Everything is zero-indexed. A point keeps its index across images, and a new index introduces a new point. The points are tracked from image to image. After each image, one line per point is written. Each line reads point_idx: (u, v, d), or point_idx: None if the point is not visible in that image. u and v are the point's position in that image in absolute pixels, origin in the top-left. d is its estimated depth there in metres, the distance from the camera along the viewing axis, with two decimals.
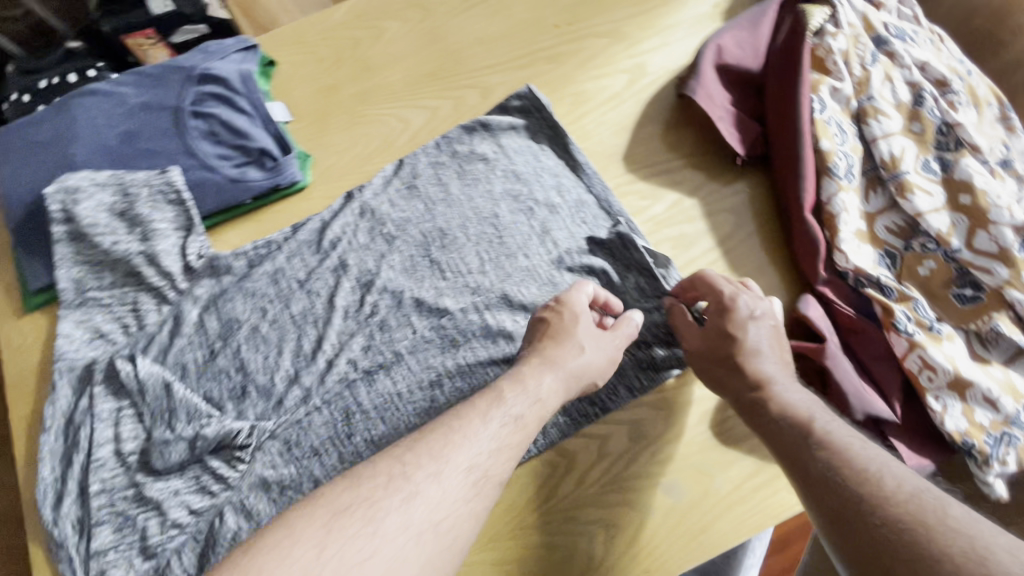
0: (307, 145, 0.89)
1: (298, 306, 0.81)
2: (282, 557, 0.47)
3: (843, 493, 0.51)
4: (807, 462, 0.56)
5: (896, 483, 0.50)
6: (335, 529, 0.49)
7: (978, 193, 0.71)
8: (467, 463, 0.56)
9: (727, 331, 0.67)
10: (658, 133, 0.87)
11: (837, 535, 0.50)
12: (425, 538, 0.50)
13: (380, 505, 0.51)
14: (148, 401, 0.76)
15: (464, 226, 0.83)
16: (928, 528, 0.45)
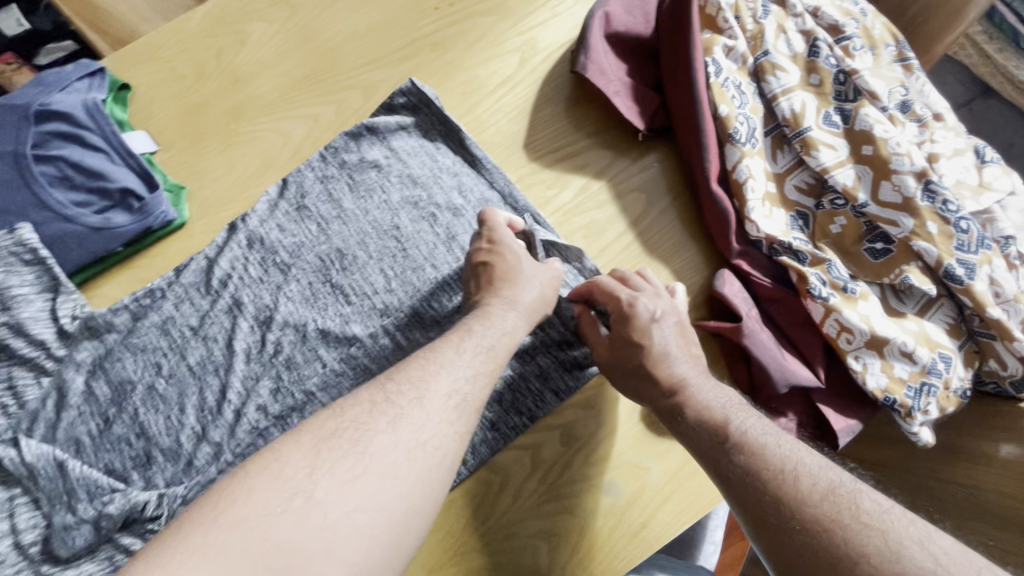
0: (179, 176, 0.80)
1: (195, 357, 0.72)
2: (275, 477, 0.45)
3: (766, 500, 0.52)
4: (726, 464, 0.56)
5: (811, 481, 0.51)
6: (324, 451, 0.47)
7: (879, 141, 0.69)
8: (446, 389, 0.54)
9: (630, 339, 0.65)
10: (557, 113, 0.82)
11: (766, 541, 0.51)
12: (415, 456, 0.48)
13: (367, 427, 0.49)
14: (41, 482, 0.63)
15: (363, 243, 0.77)
16: (844, 531, 0.47)
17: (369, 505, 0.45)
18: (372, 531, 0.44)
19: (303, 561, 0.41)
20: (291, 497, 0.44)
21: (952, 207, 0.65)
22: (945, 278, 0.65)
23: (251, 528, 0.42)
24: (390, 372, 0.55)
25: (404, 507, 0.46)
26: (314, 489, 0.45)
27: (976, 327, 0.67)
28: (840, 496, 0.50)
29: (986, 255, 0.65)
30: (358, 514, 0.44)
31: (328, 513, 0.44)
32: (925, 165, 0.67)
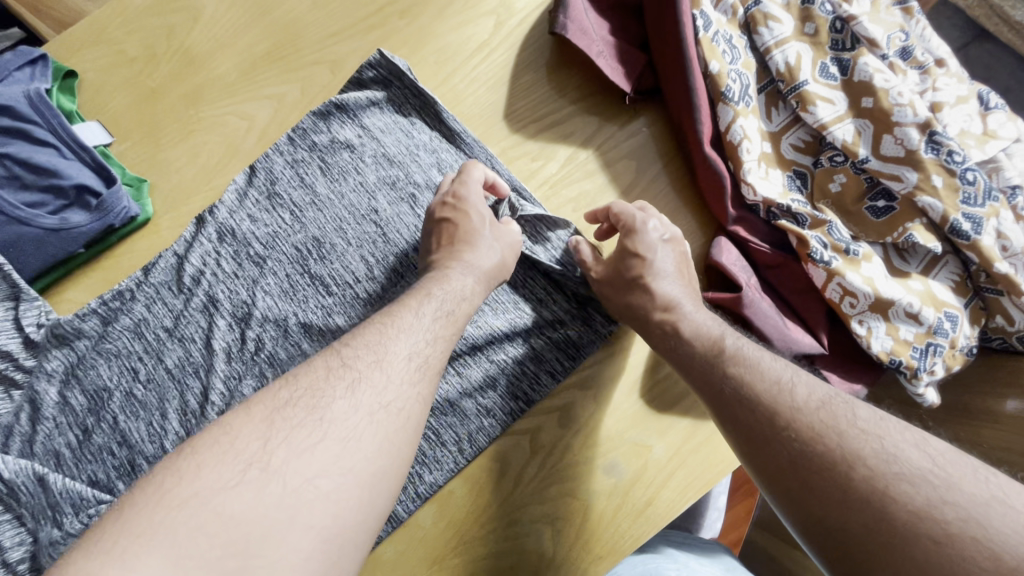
0: (139, 168, 0.75)
1: (172, 359, 0.67)
2: (226, 451, 0.41)
3: (760, 414, 0.52)
4: (718, 381, 0.56)
5: (806, 395, 0.52)
6: (278, 421, 0.43)
7: (879, 92, 0.65)
8: (406, 351, 0.50)
9: (635, 251, 0.64)
10: (538, 79, 0.77)
11: (757, 455, 0.50)
12: (379, 417, 0.45)
13: (324, 393, 0.45)
14: (23, 499, 0.59)
15: (341, 229, 0.73)
16: (840, 436, 0.48)
17: (335, 467, 0.41)
18: (339, 498, 0.40)
19: (262, 540, 0.37)
20: (245, 468, 0.40)
21: (957, 157, 0.62)
22: (950, 234, 0.62)
23: (201, 506, 0.37)
24: (344, 337, 0.51)
25: (373, 469, 0.43)
26: (271, 459, 0.41)
27: (982, 283, 0.64)
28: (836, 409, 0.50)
29: (992, 207, 0.62)
30: (322, 479, 0.40)
31: (288, 481, 0.40)
32: (928, 116, 0.64)
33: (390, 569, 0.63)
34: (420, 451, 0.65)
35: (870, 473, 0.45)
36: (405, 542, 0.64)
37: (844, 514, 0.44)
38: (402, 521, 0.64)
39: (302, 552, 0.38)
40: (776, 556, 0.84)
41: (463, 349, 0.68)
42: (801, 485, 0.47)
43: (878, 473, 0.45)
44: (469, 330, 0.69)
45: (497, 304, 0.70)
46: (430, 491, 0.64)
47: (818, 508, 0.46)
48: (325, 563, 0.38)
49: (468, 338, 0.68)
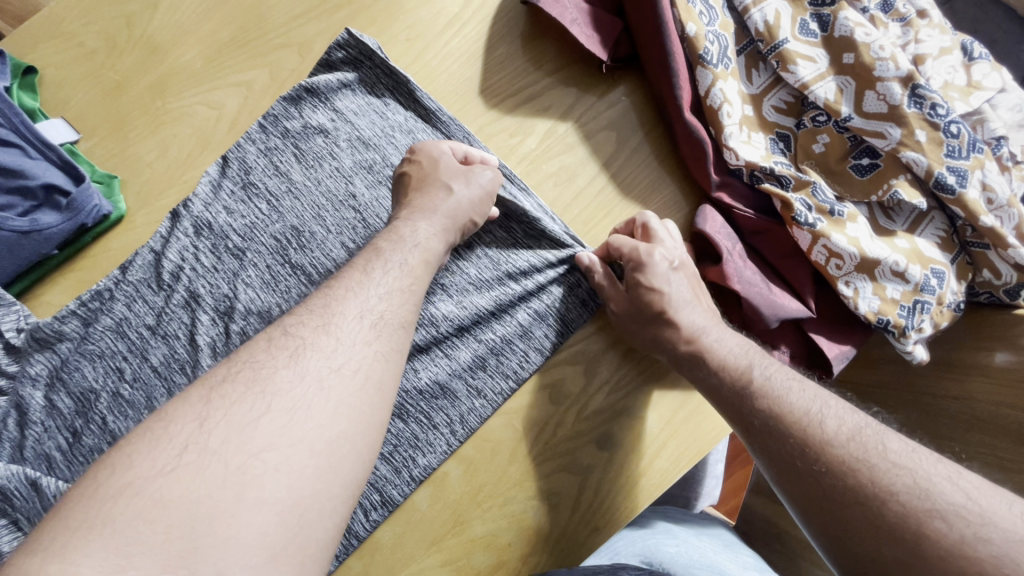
0: (109, 164, 0.73)
1: (157, 357, 0.66)
2: (160, 437, 0.40)
3: (791, 444, 0.52)
4: (748, 413, 0.56)
5: (794, 399, 0.54)
6: (215, 400, 0.42)
7: (860, 47, 0.64)
8: (356, 311, 0.50)
9: (648, 287, 0.62)
10: (513, 52, 0.75)
11: (791, 485, 0.51)
12: (329, 382, 0.45)
13: (263, 365, 0.45)
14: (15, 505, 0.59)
15: (319, 216, 0.71)
16: (871, 470, 0.48)
17: (283, 440, 0.41)
18: (295, 469, 0.40)
19: (213, 517, 0.37)
20: (181, 451, 0.39)
21: (941, 110, 0.61)
22: (935, 189, 0.62)
23: (139, 492, 0.37)
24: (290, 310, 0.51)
25: (331, 437, 0.42)
26: (208, 438, 0.40)
27: (969, 238, 0.64)
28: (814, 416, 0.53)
29: (977, 159, 0.61)
30: (269, 453, 0.40)
31: (231, 460, 0.39)
32: (911, 68, 0.62)
33: (390, 552, 0.63)
34: (413, 434, 0.65)
35: (902, 508, 0.45)
36: (403, 525, 0.64)
37: (849, 514, 0.47)
38: (398, 504, 0.64)
39: (258, 525, 0.38)
40: (775, 520, 0.85)
41: (450, 331, 0.67)
42: (831, 514, 0.48)
43: (861, 472, 0.48)
44: (455, 310, 0.68)
45: (482, 283, 0.69)
46: (424, 474, 0.64)
47: (814, 512, 0.49)
48: (284, 533, 0.38)
49: (455, 319, 0.68)
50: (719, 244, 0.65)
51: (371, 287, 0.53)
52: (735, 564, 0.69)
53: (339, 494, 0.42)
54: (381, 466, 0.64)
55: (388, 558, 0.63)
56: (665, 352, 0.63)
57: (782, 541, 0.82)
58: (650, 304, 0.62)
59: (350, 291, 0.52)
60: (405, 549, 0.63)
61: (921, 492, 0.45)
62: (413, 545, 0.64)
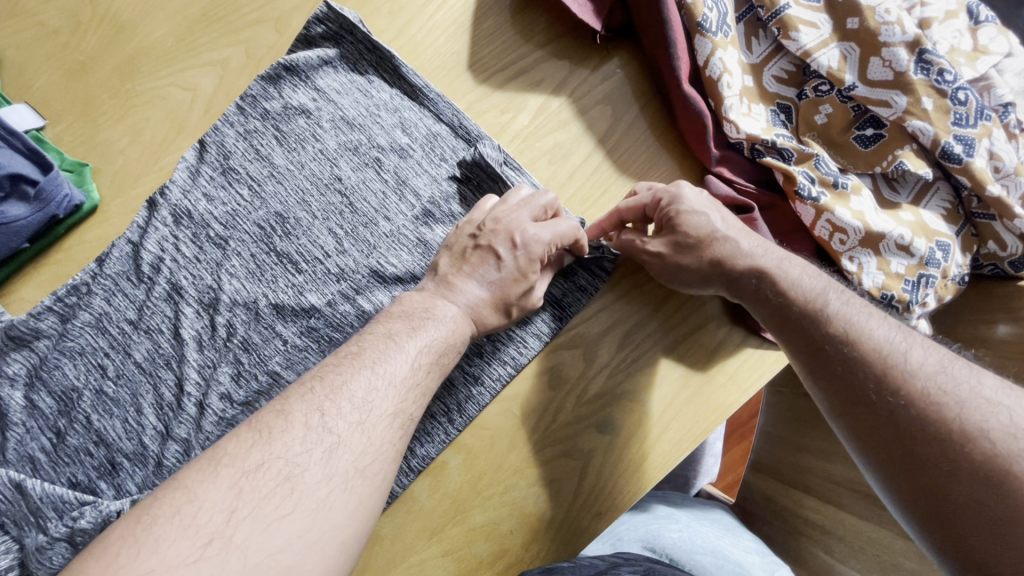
0: (78, 152, 0.70)
1: (140, 353, 0.64)
2: (186, 525, 0.38)
3: (867, 376, 0.51)
4: (818, 342, 0.55)
5: (871, 328, 0.53)
6: (246, 491, 0.40)
7: (865, 11, 0.61)
8: (391, 409, 0.48)
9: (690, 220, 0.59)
10: (503, 24, 0.71)
11: (862, 417, 0.51)
12: (353, 485, 0.43)
13: (298, 460, 0.43)
14: None
15: (304, 202, 0.68)
16: (960, 404, 0.47)
17: (300, 541, 0.40)
18: (312, 540, 0.40)
19: None
20: (206, 543, 0.37)
21: (948, 76, 0.59)
22: (942, 158, 0.60)
23: None
24: (333, 386, 0.48)
25: (330, 521, 0.41)
26: (234, 533, 0.38)
27: (974, 209, 0.62)
28: (896, 346, 0.52)
29: (984, 127, 0.59)
30: (283, 554, 0.38)
31: (250, 556, 0.38)
32: (918, 33, 0.60)
33: (389, 545, 0.62)
34: None
35: (991, 446, 0.44)
36: (402, 517, 0.63)
37: (930, 447, 0.47)
38: (395, 496, 0.62)
39: None
40: (773, 497, 0.85)
41: None
42: (904, 448, 0.48)
43: (945, 406, 0.47)
44: None
45: None
46: (422, 464, 0.63)
47: (885, 445, 0.49)
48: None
49: None
50: (742, 200, 0.63)
51: (402, 360, 0.51)
52: (736, 549, 0.68)
53: (344, 523, 0.42)
54: None
55: (387, 552, 0.62)
56: None
57: (781, 518, 0.82)
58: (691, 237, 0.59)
59: (384, 368, 0.50)
60: (402, 540, 0.62)
61: (1014, 432, 0.44)
62: (410, 534, 0.62)
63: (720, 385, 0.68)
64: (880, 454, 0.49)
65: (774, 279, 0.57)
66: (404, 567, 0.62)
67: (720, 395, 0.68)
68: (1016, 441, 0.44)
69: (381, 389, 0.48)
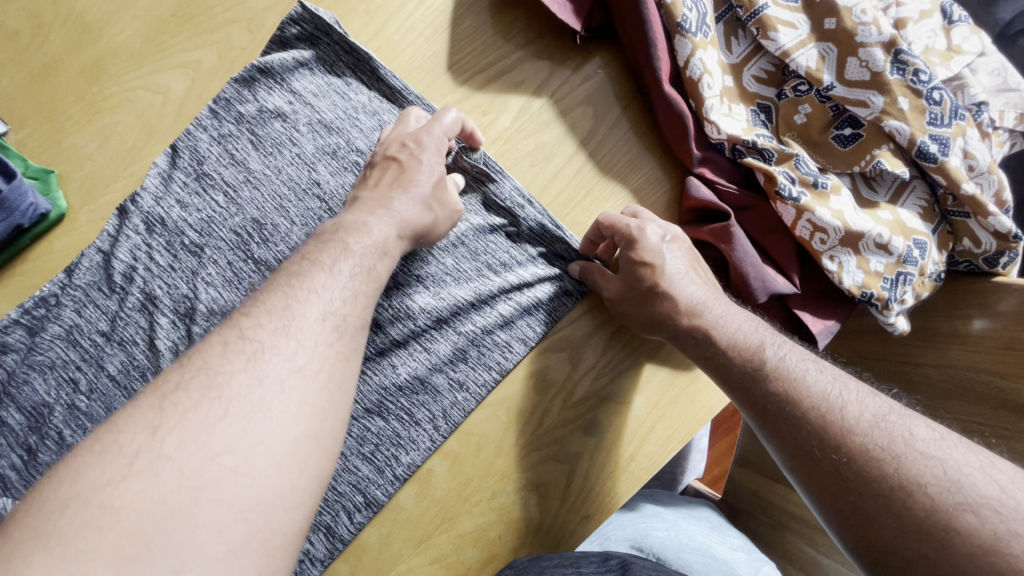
0: (44, 158, 0.67)
1: (113, 366, 0.62)
2: (108, 449, 0.38)
3: (809, 432, 0.52)
4: (762, 399, 0.55)
5: (811, 384, 0.54)
6: (168, 408, 0.40)
7: (842, 11, 0.61)
8: (318, 313, 0.48)
9: (641, 262, 0.60)
10: (481, 24, 0.70)
11: (809, 476, 0.51)
12: (289, 383, 0.43)
13: (220, 371, 0.43)
14: None
15: (281, 207, 0.67)
16: (898, 460, 0.47)
17: (242, 443, 0.40)
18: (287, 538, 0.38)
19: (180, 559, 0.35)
20: (132, 460, 0.37)
21: (924, 76, 0.60)
22: (918, 157, 0.61)
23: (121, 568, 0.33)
24: (244, 308, 0.48)
25: (292, 436, 0.41)
26: (162, 445, 0.38)
27: (950, 207, 0.63)
28: (834, 402, 0.52)
29: (959, 126, 0.60)
30: (226, 457, 0.39)
31: (185, 465, 0.38)
32: (894, 33, 0.60)
33: (376, 553, 0.61)
34: (395, 433, 0.63)
35: (931, 503, 0.44)
36: (388, 525, 0.62)
37: (872, 506, 0.47)
38: (382, 504, 0.62)
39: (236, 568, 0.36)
40: (760, 492, 0.85)
41: (428, 324, 0.65)
42: (851, 507, 0.48)
43: (885, 462, 0.47)
44: (432, 300, 0.65)
45: (458, 272, 0.66)
46: (409, 471, 0.62)
47: (831, 501, 0.49)
48: (247, 532, 0.37)
49: (432, 312, 0.65)
50: (720, 204, 0.63)
51: (319, 268, 0.51)
52: (723, 547, 0.69)
53: None
54: (363, 467, 0.62)
55: (375, 560, 0.61)
56: (665, 330, 0.61)
57: (768, 512, 0.83)
58: (642, 285, 0.61)
59: (301, 281, 0.50)
60: (389, 549, 0.62)
61: (951, 484, 0.45)
62: (397, 542, 0.62)
63: (705, 385, 0.69)
64: (830, 513, 0.49)
65: (716, 343, 0.58)
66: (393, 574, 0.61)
67: (705, 393, 0.69)
68: (953, 494, 0.44)
69: (299, 294, 0.48)
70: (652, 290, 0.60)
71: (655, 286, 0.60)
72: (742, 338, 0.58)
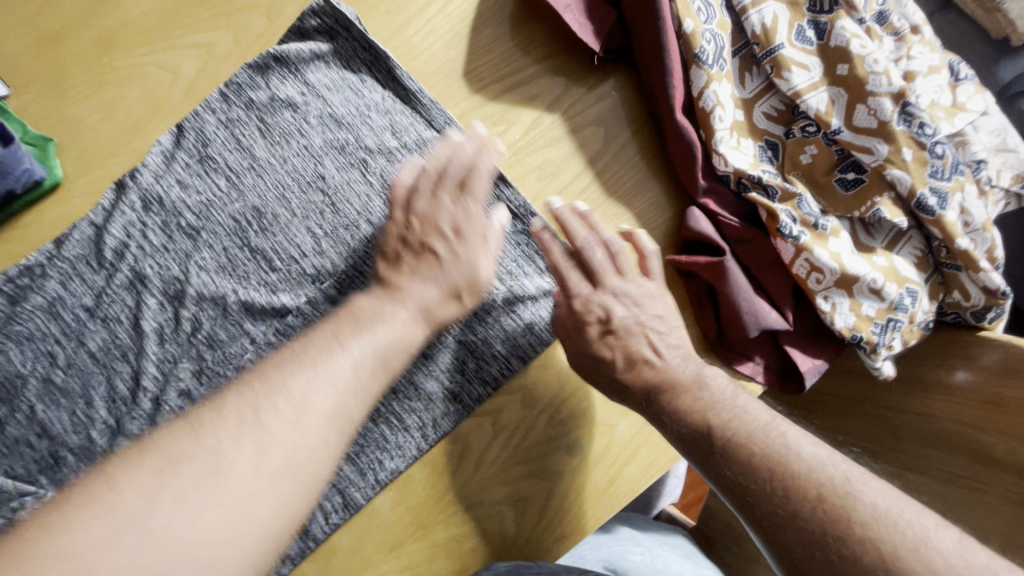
0: (44, 125, 0.66)
1: (95, 342, 0.63)
2: (187, 427, 0.44)
3: (758, 512, 0.51)
4: (717, 474, 0.54)
5: (763, 459, 0.52)
6: (244, 399, 0.46)
7: (855, 59, 0.63)
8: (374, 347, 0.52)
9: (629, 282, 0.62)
10: (502, 34, 0.70)
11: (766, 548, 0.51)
12: (328, 392, 0.48)
13: (291, 373, 0.48)
14: None
15: (283, 197, 0.66)
16: (841, 548, 0.46)
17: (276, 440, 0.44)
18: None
19: None
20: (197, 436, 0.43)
21: (928, 130, 0.61)
22: (916, 209, 0.62)
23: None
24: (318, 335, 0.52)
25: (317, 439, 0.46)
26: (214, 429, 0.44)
27: (943, 259, 0.64)
28: (783, 476, 0.51)
29: (958, 181, 0.62)
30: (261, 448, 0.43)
31: (229, 450, 0.43)
32: (903, 85, 0.62)
33: (347, 557, 0.60)
34: (382, 437, 0.62)
35: None
36: (362, 529, 0.61)
37: None
38: (360, 506, 0.61)
39: None
40: (734, 522, 0.86)
41: None
42: None
43: (829, 545, 0.47)
44: None
45: None
46: (390, 477, 0.61)
47: None
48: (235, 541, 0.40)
49: None
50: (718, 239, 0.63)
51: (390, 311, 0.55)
52: None
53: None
54: (344, 467, 0.60)
55: (346, 562, 0.60)
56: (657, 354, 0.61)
57: (740, 543, 0.83)
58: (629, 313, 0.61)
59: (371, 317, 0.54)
60: (361, 552, 0.61)
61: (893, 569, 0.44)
62: (369, 547, 0.61)
63: None
64: None
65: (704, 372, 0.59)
66: None
67: None
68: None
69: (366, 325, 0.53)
70: (619, 328, 0.60)
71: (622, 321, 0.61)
72: (700, 404, 0.57)
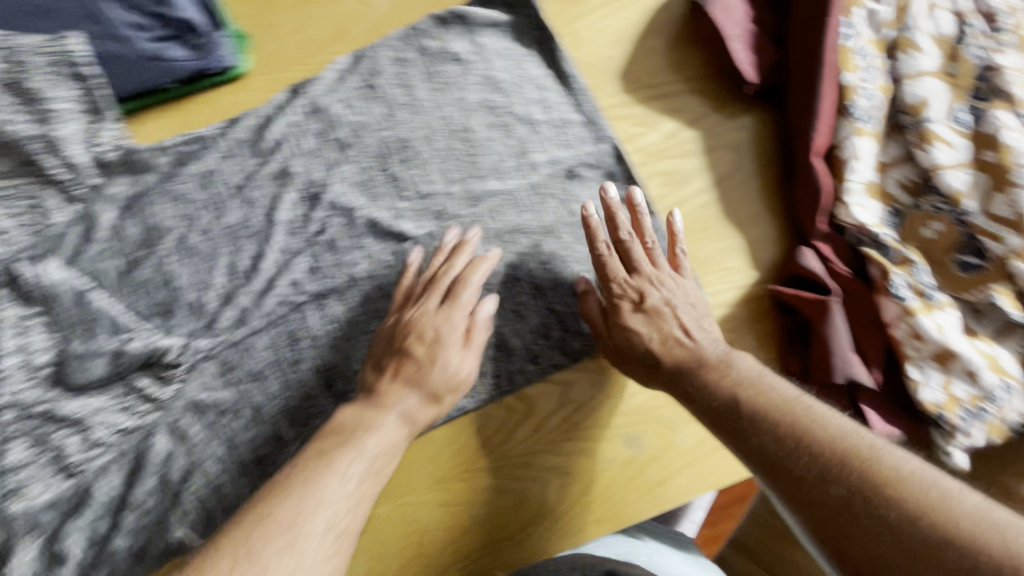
0: (245, 20, 0.73)
1: (233, 217, 0.69)
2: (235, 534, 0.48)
3: (819, 492, 0.48)
4: (766, 455, 0.52)
5: (814, 435, 0.51)
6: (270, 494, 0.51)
7: (1005, 149, 0.64)
8: (395, 422, 0.57)
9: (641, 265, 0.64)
10: (665, 47, 0.75)
11: (828, 537, 0.47)
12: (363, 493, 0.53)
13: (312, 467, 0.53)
14: (56, 313, 0.63)
15: (429, 138, 0.72)
16: (916, 523, 0.44)
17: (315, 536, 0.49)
18: None
19: None
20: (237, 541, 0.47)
21: None
22: None
23: None
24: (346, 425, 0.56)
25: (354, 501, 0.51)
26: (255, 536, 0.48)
27: None
28: (841, 452, 0.49)
29: None
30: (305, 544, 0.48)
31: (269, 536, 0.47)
32: None
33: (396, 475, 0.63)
34: None
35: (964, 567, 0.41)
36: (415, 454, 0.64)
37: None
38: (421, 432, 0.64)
39: None
40: None
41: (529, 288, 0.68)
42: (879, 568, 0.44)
43: (904, 520, 0.44)
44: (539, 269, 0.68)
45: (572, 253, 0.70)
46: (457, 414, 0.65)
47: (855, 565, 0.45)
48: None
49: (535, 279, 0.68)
50: (827, 280, 0.65)
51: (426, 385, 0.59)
52: None
53: None
54: None
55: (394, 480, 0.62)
56: None
57: None
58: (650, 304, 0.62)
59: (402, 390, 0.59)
60: (411, 477, 0.63)
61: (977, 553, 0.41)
62: (418, 475, 0.63)
63: None
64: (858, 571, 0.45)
65: None
66: (399, 502, 0.62)
67: None
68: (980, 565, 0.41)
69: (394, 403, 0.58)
70: (652, 307, 0.62)
71: (655, 302, 0.62)
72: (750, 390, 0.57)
